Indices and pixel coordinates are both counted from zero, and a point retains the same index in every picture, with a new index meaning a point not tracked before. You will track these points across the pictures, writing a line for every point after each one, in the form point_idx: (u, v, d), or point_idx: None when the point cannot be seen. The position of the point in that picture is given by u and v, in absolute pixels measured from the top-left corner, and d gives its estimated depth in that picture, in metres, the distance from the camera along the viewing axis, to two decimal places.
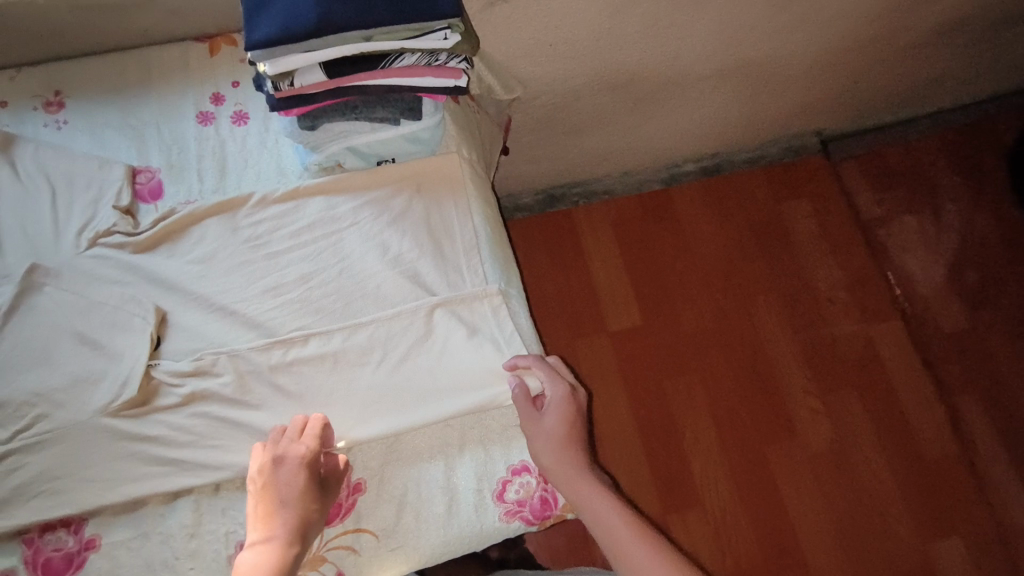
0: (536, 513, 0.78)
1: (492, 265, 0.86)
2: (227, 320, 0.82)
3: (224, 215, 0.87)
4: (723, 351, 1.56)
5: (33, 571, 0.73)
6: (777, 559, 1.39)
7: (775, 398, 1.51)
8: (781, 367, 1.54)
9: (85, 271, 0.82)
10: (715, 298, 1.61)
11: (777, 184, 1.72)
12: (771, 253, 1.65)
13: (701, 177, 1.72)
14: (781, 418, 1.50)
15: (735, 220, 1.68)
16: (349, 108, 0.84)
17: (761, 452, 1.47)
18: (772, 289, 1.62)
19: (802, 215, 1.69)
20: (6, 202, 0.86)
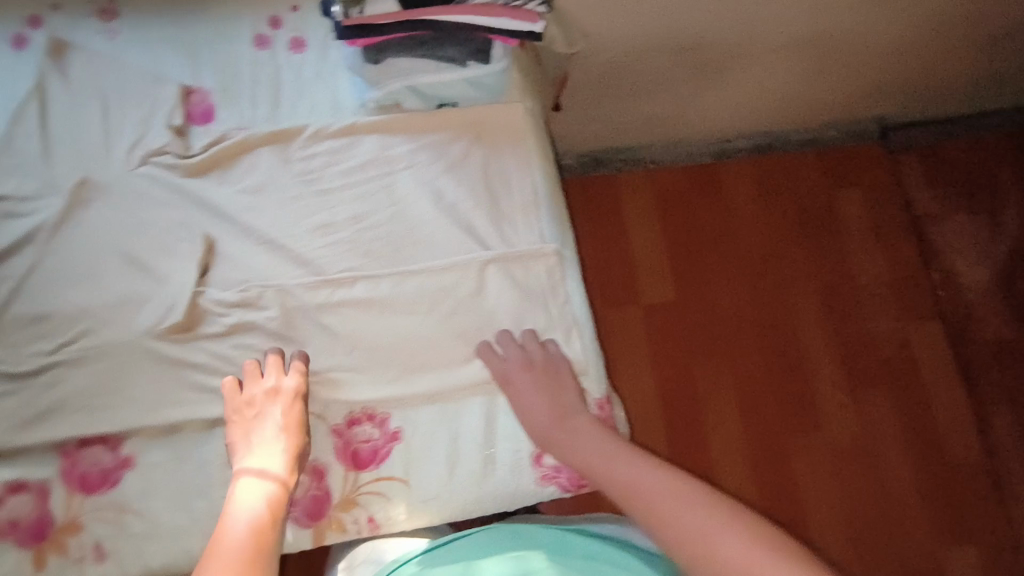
0: (572, 481, 0.76)
1: (551, 220, 0.83)
2: (275, 255, 0.80)
3: (278, 145, 0.85)
4: (755, 335, 1.52)
5: (70, 483, 0.73)
6: None
7: (804, 389, 1.48)
8: (813, 357, 1.51)
9: (136, 191, 0.81)
10: (752, 282, 1.56)
11: (830, 169, 1.65)
12: (816, 241, 1.59)
13: (753, 155, 1.65)
14: (808, 410, 1.47)
15: (782, 202, 1.62)
16: (417, 42, 0.80)
17: (783, 442, 1.45)
18: (813, 278, 1.57)
19: (852, 203, 1.62)
20: (56, 110, 0.83)
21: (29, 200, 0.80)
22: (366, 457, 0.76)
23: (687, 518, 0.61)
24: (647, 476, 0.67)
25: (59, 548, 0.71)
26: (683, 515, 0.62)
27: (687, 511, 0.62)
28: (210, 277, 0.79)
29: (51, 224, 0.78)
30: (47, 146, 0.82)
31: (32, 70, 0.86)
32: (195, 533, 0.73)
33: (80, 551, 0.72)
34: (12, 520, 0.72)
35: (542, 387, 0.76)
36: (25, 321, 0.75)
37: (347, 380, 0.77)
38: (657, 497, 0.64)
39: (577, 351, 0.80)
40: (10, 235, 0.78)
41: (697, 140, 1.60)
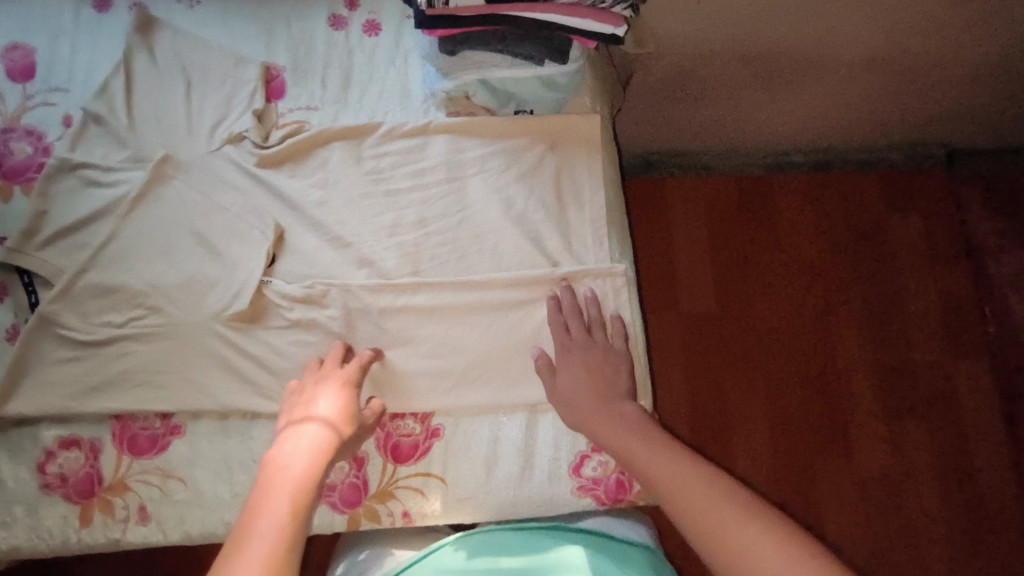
0: (609, 494, 0.75)
1: (617, 243, 0.84)
2: (342, 252, 0.82)
3: (350, 141, 0.86)
4: (793, 355, 1.48)
5: (119, 445, 0.75)
6: None
7: (838, 417, 1.45)
8: (850, 383, 1.47)
9: (214, 172, 0.84)
10: (795, 302, 1.52)
11: (889, 192, 1.59)
12: (866, 266, 1.54)
13: (810, 171, 1.60)
14: (840, 439, 1.43)
15: (835, 222, 1.58)
16: (496, 38, 0.79)
17: (812, 470, 1.41)
18: (858, 303, 1.52)
19: (908, 230, 1.57)
20: (141, 85, 0.86)
21: (115, 170, 0.83)
22: (406, 451, 0.77)
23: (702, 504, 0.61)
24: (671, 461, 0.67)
25: (104, 507, 0.73)
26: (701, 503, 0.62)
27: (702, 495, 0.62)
28: (276, 266, 0.82)
29: (128, 196, 0.81)
30: (132, 120, 0.84)
31: (118, 38, 0.87)
32: (232, 509, 0.74)
33: (124, 513, 0.73)
34: (63, 474, 0.74)
35: (590, 376, 0.76)
36: (93, 287, 0.78)
37: (400, 387, 0.78)
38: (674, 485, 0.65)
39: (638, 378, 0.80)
40: (91, 203, 0.81)
41: (750, 152, 1.57)
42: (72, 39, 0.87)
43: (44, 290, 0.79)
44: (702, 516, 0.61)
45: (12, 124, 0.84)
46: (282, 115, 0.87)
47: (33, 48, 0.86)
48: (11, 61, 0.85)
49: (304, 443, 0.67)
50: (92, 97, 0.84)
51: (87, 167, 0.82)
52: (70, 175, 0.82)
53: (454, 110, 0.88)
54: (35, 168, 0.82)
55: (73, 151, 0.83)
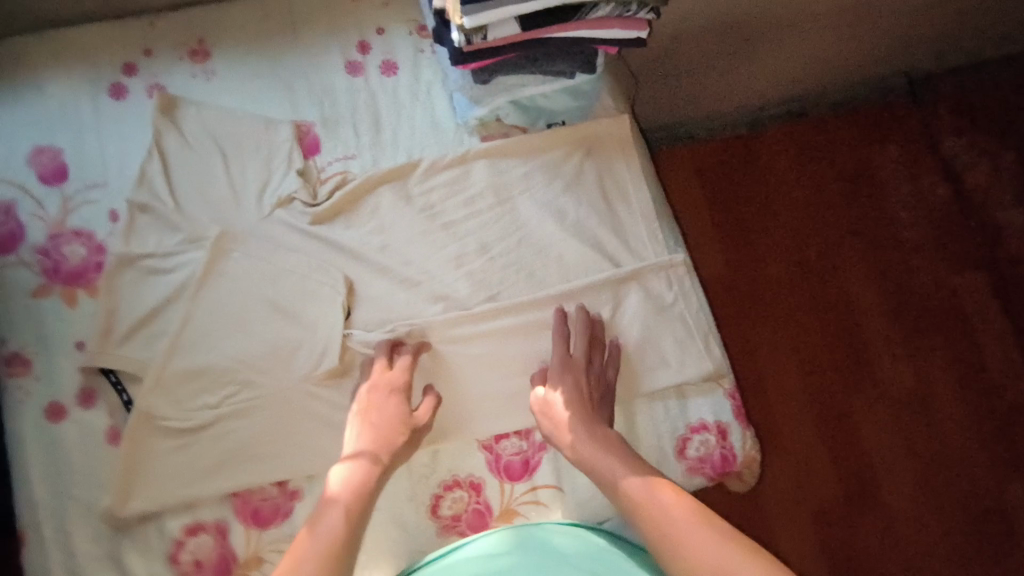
0: (717, 470, 0.80)
1: (669, 235, 0.89)
2: (415, 291, 0.84)
3: (395, 183, 0.87)
4: (806, 302, 1.44)
5: (244, 520, 0.77)
6: (858, 511, 1.32)
7: (867, 394, 1.38)
8: (865, 318, 1.43)
9: (271, 237, 0.85)
10: (798, 278, 1.46)
11: (864, 126, 1.55)
12: (859, 226, 1.49)
13: (785, 121, 1.56)
14: (874, 419, 1.36)
15: (818, 164, 1.54)
16: (529, 61, 0.78)
17: (854, 466, 1.34)
18: (861, 257, 1.47)
19: (889, 158, 1.53)
20: (179, 167, 0.86)
21: (172, 254, 0.83)
22: (518, 468, 0.81)
23: (681, 527, 0.62)
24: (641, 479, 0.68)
25: None
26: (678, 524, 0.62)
27: (680, 518, 0.63)
28: (354, 317, 0.84)
29: (195, 277, 0.82)
30: (178, 202, 0.85)
31: (143, 124, 0.87)
32: (367, 553, 0.78)
33: None
34: (196, 560, 0.76)
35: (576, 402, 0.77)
36: (186, 372, 0.80)
37: (498, 408, 0.82)
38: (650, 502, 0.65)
39: (717, 356, 0.84)
40: (159, 291, 0.82)
41: (723, 117, 1.51)
42: (97, 134, 0.86)
43: (133, 386, 0.80)
44: (681, 535, 0.61)
45: (59, 228, 0.83)
46: (322, 169, 0.88)
47: (60, 148, 0.85)
48: (41, 165, 0.85)
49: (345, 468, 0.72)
50: (133, 188, 0.84)
51: (146, 257, 0.83)
52: (130, 269, 0.82)
53: (487, 134, 0.90)
54: (93, 269, 0.83)
55: (127, 245, 0.83)
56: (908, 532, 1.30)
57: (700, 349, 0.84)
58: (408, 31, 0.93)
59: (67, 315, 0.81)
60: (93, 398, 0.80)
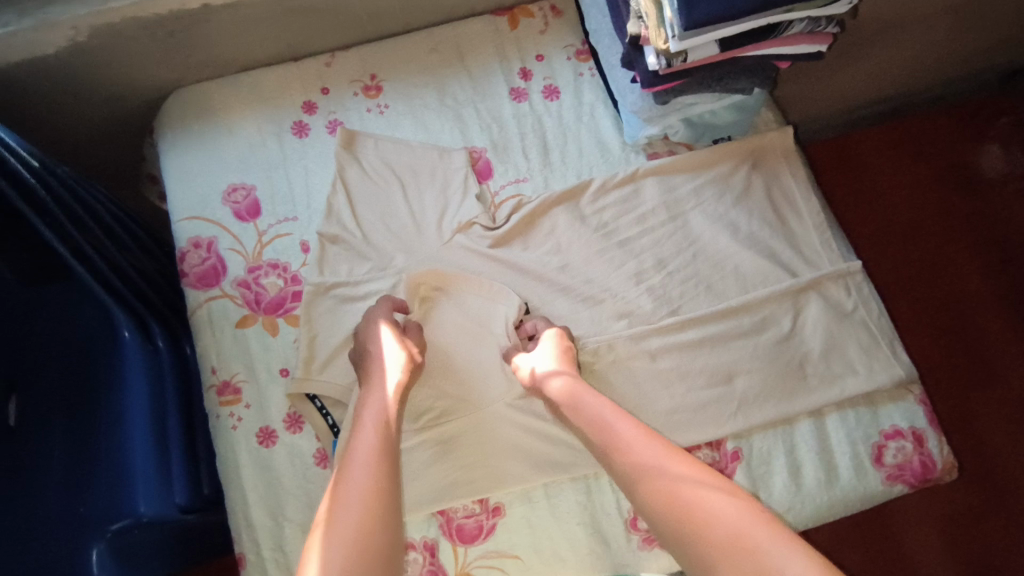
0: (918, 477, 0.81)
1: (841, 243, 0.90)
2: (598, 309, 0.86)
3: (569, 203, 0.90)
4: (915, 304, 1.28)
5: (451, 538, 0.80)
6: (994, 528, 1.16)
7: (998, 420, 1.21)
8: (979, 319, 1.27)
9: (454, 262, 0.87)
10: (912, 291, 1.29)
11: (960, 118, 1.39)
12: (970, 229, 1.32)
13: (879, 122, 1.38)
14: (1008, 447, 1.20)
15: (913, 157, 1.37)
16: (715, 79, 0.80)
17: (988, 504, 1.17)
18: (976, 263, 1.30)
19: (991, 149, 1.37)
20: (361, 197, 0.90)
21: (363, 282, 0.86)
22: None
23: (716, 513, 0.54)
24: (644, 440, 0.64)
25: None
26: (706, 503, 0.56)
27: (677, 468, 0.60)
28: None
29: None
30: (365, 232, 0.89)
31: (327, 161, 0.92)
32: (573, 567, 0.80)
33: None
34: None
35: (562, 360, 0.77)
36: None
37: (689, 422, 0.82)
38: (644, 462, 0.61)
39: (906, 362, 0.84)
40: (355, 317, 0.85)
41: (824, 120, 1.30)
42: (284, 171, 0.91)
43: (337, 410, 0.83)
44: (705, 519, 0.54)
45: (256, 261, 0.87)
46: (496, 193, 0.91)
47: (251, 186, 0.90)
48: (235, 203, 0.89)
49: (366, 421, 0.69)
50: (323, 220, 0.88)
51: (339, 285, 0.86)
52: (325, 297, 0.86)
53: (654, 152, 0.93)
54: (290, 298, 0.87)
55: (322, 275, 0.86)
56: None
57: (887, 355, 0.84)
58: (567, 55, 0.98)
59: (270, 343, 0.85)
60: (300, 423, 0.83)
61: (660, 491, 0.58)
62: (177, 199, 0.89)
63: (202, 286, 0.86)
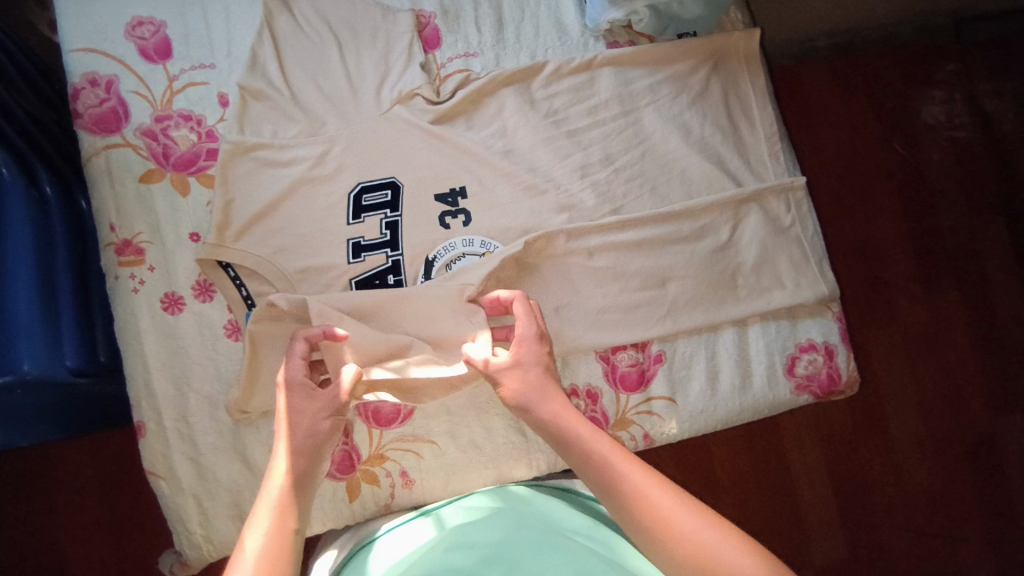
0: (823, 387, 0.85)
1: (788, 158, 0.90)
2: (539, 199, 0.82)
3: (520, 85, 0.85)
4: (835, 238, 1.32)
5: (367, 418, 0.78)
6: (867, 443, 1.27)
7: (886, 354, 1.29)
8: (889, 257, 1.31)
9: (391, 133, 0.80)
10: (831, 226, 1.32)
11: (910, 59, 1.36)
12: (898, 172, 1.34)
13: (833, 56, 1.35)
14: (889, 379, 1.28)
15: (859, 94, 1.35)
16: None
17: (863, 428, 1.27)
18: (897, 205, 1.33)
19: (934, 93, 1.35)
20: (291, 51, 0.81)
21: (288, 147, 0.77)
22: (636, 379, 0.82)
23: (661, 504, 0.56)
24: (660, 491, 0.57)
25: (369, 477, 0.77)
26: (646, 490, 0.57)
27: (701, 530, 0.55)
28: (479, 223, 0.80)
29: (317, 171, 0.78)
30: (293, 90, 0.80)
31: (253, 3, 0.82)
32: (489, 455, 0.80)
33: (389, 480, 0.78)
34: None
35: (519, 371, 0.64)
36: (306, 269, 0.76)
37: (617, 321, 0.81)
38: (664, 513, 0.56)
39: (830, 281, 0.86)
40: (276, 185, 0.77)
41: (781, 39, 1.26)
42: (201, 10, 0.81)
43: (251, 281, 0.76)
44: (647, 500, 0.56)
45: (165, 109, 0.78)
46: (442, 66, 0.85)
47: (161, 23, 0.80)
48: (140, 39, 0.79)
49: (259, 505, 0.57)
50: (245, 71, 0.78)
51: (261, 147, 0.77)
52: (244, 158, 0.77)
53: (614, 41, 0.89)
54: (204, 155, 0.78)
55: (242, 133, 0.77)
56: (909, 467, 1.26)
57: (815, 272, 0.85)
58: None
59: (178, 204, 0.77)
60: (210, 292, 0.77)
61: (682, 551, 0.54)
62: (69, 25, 0.77)
63: (100, 131, 0.76)
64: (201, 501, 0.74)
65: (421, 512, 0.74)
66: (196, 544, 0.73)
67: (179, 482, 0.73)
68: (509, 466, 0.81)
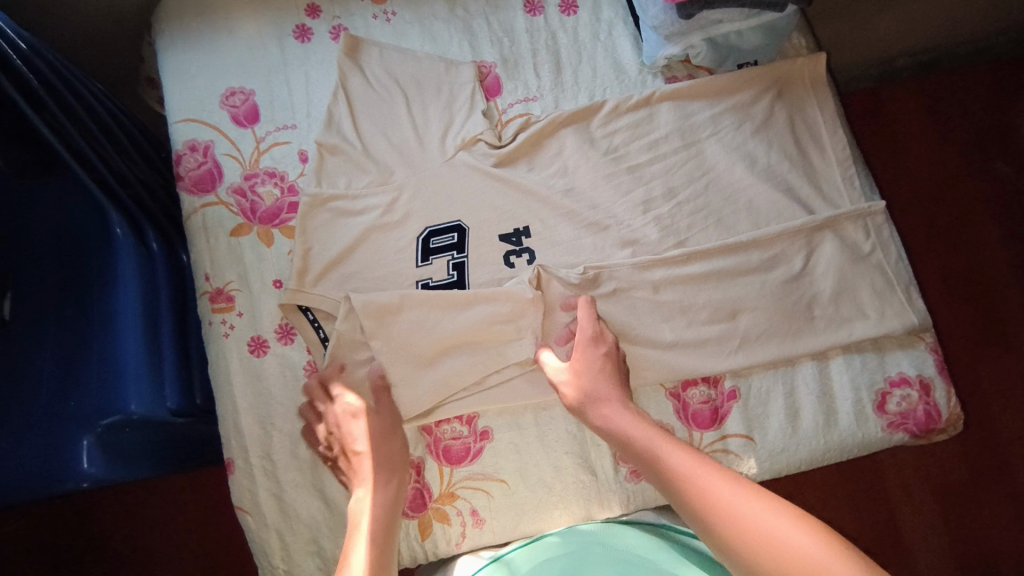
0: (920, 426, 0.78)
1: (864, 182, 0.86)
2: (602, 235, 0.82)
3: (579, 124, 0.87)
4: (938, 265, 1.22)
5: (437, 457, 0.79)
6: (989, 490, 1.14)
7: (1002, 393, 1.17)
8: (1000, 282, 1.21)
9: (455, 178, 0.83)
10: (927, 255, 1.23)
11: (1009, 74, 1.27)
12: (1005, 194, 1.24)
13: (917, 74, 1.29)
14: (1010, 419, 1.16)
15: (954, 113, 1.27)
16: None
17: (982, 475, 1.15)
18: (1004, 227, 1.23)
19: None
20: (363, 107, 0.86)
21: (361, 197, 0.82)
22: (709, 416, 0.79)
23: (703, 482, 0.59)
24: (726, 483, 0.59)
25: (439, 517, 0.78)
26: (691, 473, 0.61)
27: (744, 503, 0.57)
28: (543, 261, 0.82)
29: (387, 219, 0.82)
30: (365, 144, 0.85)
31: (330, 66, 0.90)
32: (559, 494, 0.79)
33: (459, 519, 0.78)
34: None
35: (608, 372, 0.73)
36: None
37: (689, 357, 0.79)
38: (706, 488, 0.59)
39: (919, 308, 0.80)
40: (350, 233, 0.81)
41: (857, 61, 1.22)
42: (284, 75, 0.89)
43: (328, 324, 0.81)
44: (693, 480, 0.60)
45: (253, 168, 0.85)
46: (504, 111, 0.89)
47: (250, 91, 0.88)
48: (233, 107, 0.87)
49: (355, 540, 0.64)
50: (323, 129, 0.85)
51: (337, 199, 0.82)
52: (322, 210, 0.82)
53: (672, 76, 0.90)
54: (286, 208, 0.85)
55: (319, 186, 0.83)
56: None
57: (901, 301, 0.80)
58: None
59: (264, 254, 0.83)
60: (291, 334, 0.82)
61: (732, 528, 0.55)
62: (174, 100, 0.87)
63: (198, 191, 0.84)
64: (284, 537, 0.77)
65: (495, 559, 0.73)
66: None
67: (264, 518, 0.77)
68: (580, 507, 0.79)
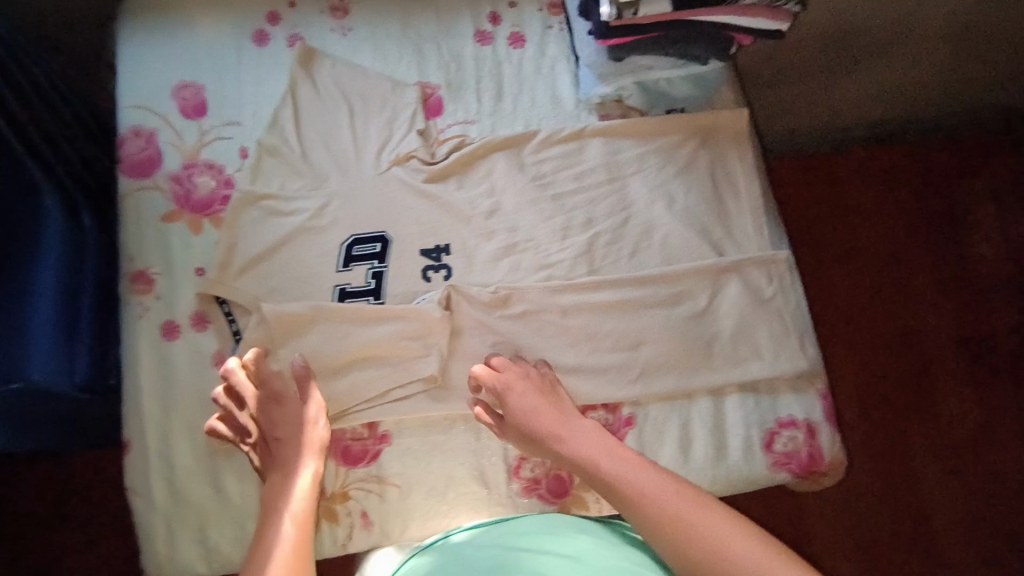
0: (804, 467, 0.81)
1: (774, 232, 0.90)
2: (519, 257, 0.86)
3: (511, 150, 0.90)
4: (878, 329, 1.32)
5: (333, 456, 0.80)
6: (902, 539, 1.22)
7: (924, 450, 1.27)
8: (931, 347, 1.31)
9: (384, 189, 0.87)
10: (860, 321, 1.32)
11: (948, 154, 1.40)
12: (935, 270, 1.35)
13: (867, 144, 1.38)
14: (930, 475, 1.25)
15: (900, 187, 1.38)
16: (666, 42, 0.84)
17: (902, 526, 1.23)
18: (938, 296, 1.34)
19: (976, 190, 1.39)
20: (307, 114, 0.90)
21: (293, 198, 0.85)
22: None
23: (639, 483, 0.67)
24: (658, 483, 0.66)
25: (329, 515, 0.79)
26: (629, 475, 0.68)
27: (674, 499, 0.64)
28: (459, 276, 0.85)
29: (313, 221, 0.85)
30: (303, 148, 0.89)
31: (281, 71, 0.94)
32: (449, 504, 0.80)
33: (348, 519, 0.79)
34: None
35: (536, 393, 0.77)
36: None
37: (589, 382, 0.81)
38: (641, 488, 0.66)
39: (812, 355, 0.84)
40: (276, 231, 0.84)
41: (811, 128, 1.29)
42: (236, 75, 0.93)
43: (242, 318, 0.83)
44: (631, 484, 0.67)
45: (192, 158, 0.88)
46: (441, 131, 0.93)
47: (201, 85, 0.91)
48: (182, 99, 0.90)
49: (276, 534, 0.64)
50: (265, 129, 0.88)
51: (268, 197, 0.85)
52: (251, 206, 0.85)
53: (606, 113, 0.94)
54: (219, 200, 0.87)
55: (253, 183, 0.86)
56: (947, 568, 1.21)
57: (795, 346, 0.83)
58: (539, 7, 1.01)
59: (190, 241, 0.85)
60: (205, 322, 0.83)
61: (668, 523, 0.63)
62: (127, 87, 0.90)
63: (135, 174, 0.86)
64: (169, 520, 0.77)
65: None
66: (157, 563, 0.77)
67: (153, 499, 0.78)
68: (467, 518, 0.80)
